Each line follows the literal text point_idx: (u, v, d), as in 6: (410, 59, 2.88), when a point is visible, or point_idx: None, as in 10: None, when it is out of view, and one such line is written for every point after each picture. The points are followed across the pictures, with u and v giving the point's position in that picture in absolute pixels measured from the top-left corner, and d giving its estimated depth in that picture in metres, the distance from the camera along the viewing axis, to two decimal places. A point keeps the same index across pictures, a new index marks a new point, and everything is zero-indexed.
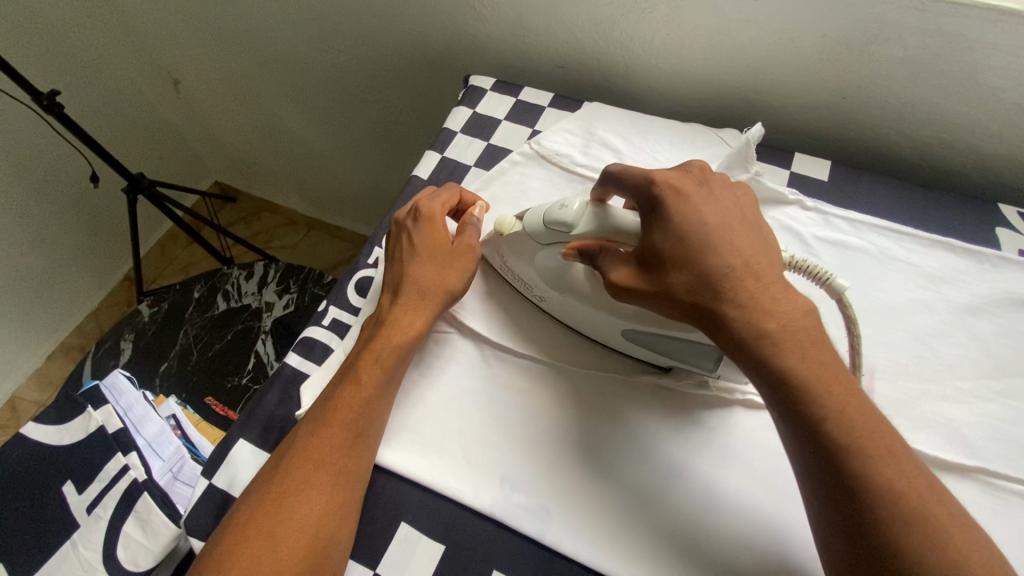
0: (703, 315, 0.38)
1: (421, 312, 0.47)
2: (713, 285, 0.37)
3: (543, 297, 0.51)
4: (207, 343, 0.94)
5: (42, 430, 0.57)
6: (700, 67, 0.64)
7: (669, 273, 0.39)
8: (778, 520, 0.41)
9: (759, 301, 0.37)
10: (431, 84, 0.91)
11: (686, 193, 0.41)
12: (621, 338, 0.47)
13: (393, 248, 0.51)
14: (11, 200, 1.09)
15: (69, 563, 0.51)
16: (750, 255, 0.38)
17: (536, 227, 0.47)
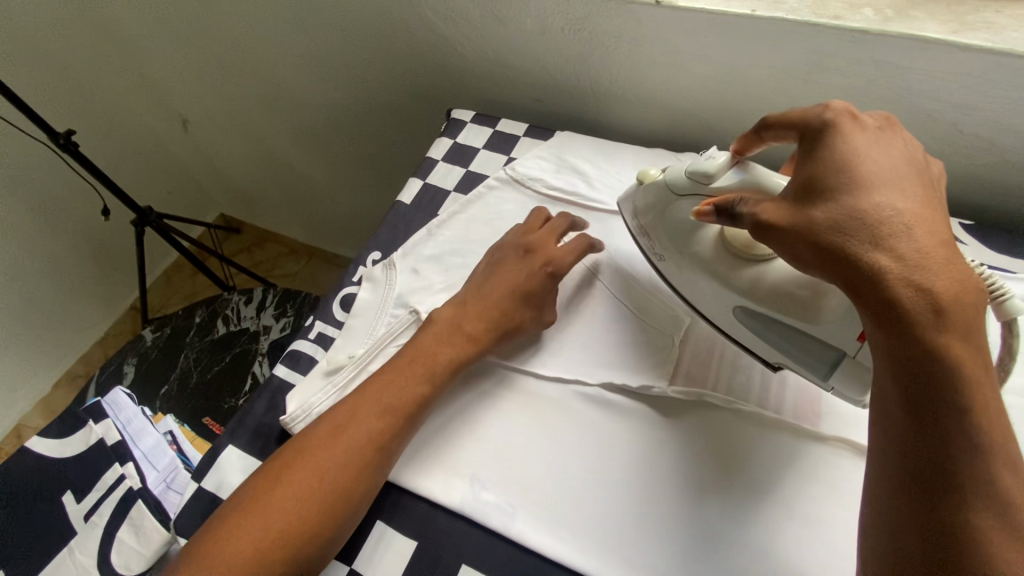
0: (836, 260, 0.36)
1: (496, 334, 0.51)
2: (866, 230, 0.35)
3: (661, 257, 0.54)
4: (206, 366, 0.98)
5: (45, 444, 0.60)
6: (662, 97, 0.69)
7: (821, 207, 0.37)
8: (729, 514, 0.44)
9: (924, 262, 0.34)
10: (421, 118, 0.97)
11: (855, 139, 0.40)
12: (729, 315, 0.49)
13: (507, 269, 0.54)
14: (26, 232, 1.16)
15: (65, 567, 0.53)
16: (923, 212, 0.36)
17: (676, 177, 0.50)
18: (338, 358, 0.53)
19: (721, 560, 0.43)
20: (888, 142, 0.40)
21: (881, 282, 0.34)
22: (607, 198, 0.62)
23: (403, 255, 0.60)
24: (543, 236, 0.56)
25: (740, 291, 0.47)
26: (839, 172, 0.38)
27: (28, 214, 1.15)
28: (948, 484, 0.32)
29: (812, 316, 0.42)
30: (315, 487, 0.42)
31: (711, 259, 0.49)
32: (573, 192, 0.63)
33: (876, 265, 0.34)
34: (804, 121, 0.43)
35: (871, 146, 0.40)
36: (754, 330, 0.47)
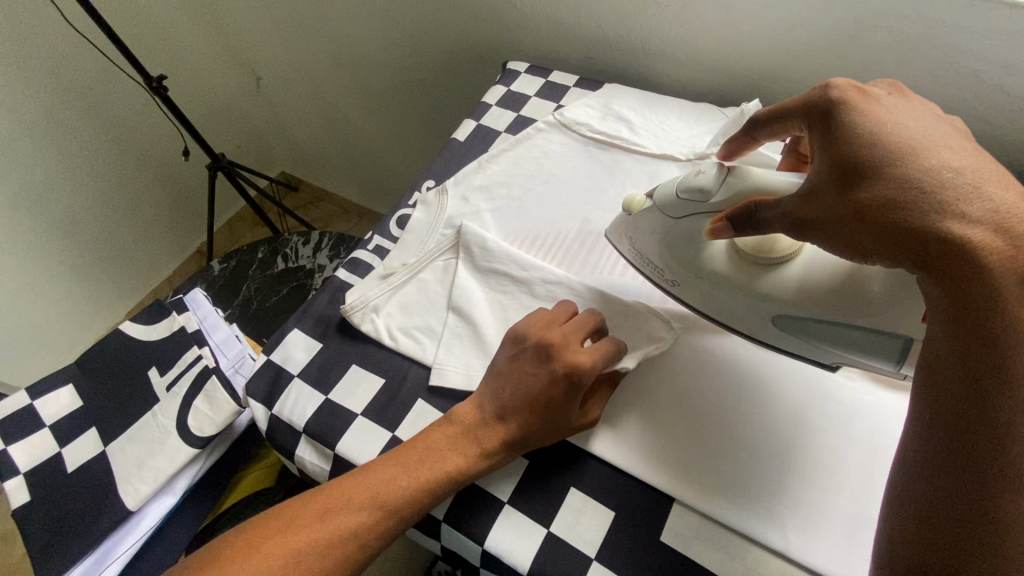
0: (902, 239, 0.33)
1: (520, 442, 0.45)
2: (929, 199, 0.32)
3: (674, 283, 0.52)
4: (266, 295, 1.08)
5: (135, 328, 0.68)
6: (710, 55, 0.72)
7: (871, 186, 0.34)
8: (739, 417, 0.48)
9: (1005, 223, 0.31)
10: (476, 77, 1.02)
11: (871, 113, 0.38)
12: (769, 326, 0.47)
13: (528, 368, 0.46)
14: (114, 167, 1.28)
15: (148, 427, 0.62)
16: (981, 166, 0.33)
17: (666, 200, 0.49)
18: (392, 265, 0.59)
19: (726, 453, 0.46)
20: (903, 106, 0.39)
21: (962, 255, 0.31)
22: (649, 143, 0.66)
23: (455, 183, 0.66)
24: (566, 334, 0.46)
25: (777, 301, 0.45)
26: (875, 142, 0.36)
27: (115, 150, 1.27)
28: (988, 443, 0.31)
29: (865, 311, 0.41)
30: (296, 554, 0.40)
31: (737, 277, 0.47)
32: (616, 136, 0.66)
33: (958, 235, 0.31)
34: (806, 103, 0.42)
35: (890, 111, 0.38)
36: (801, 338, 0.46)
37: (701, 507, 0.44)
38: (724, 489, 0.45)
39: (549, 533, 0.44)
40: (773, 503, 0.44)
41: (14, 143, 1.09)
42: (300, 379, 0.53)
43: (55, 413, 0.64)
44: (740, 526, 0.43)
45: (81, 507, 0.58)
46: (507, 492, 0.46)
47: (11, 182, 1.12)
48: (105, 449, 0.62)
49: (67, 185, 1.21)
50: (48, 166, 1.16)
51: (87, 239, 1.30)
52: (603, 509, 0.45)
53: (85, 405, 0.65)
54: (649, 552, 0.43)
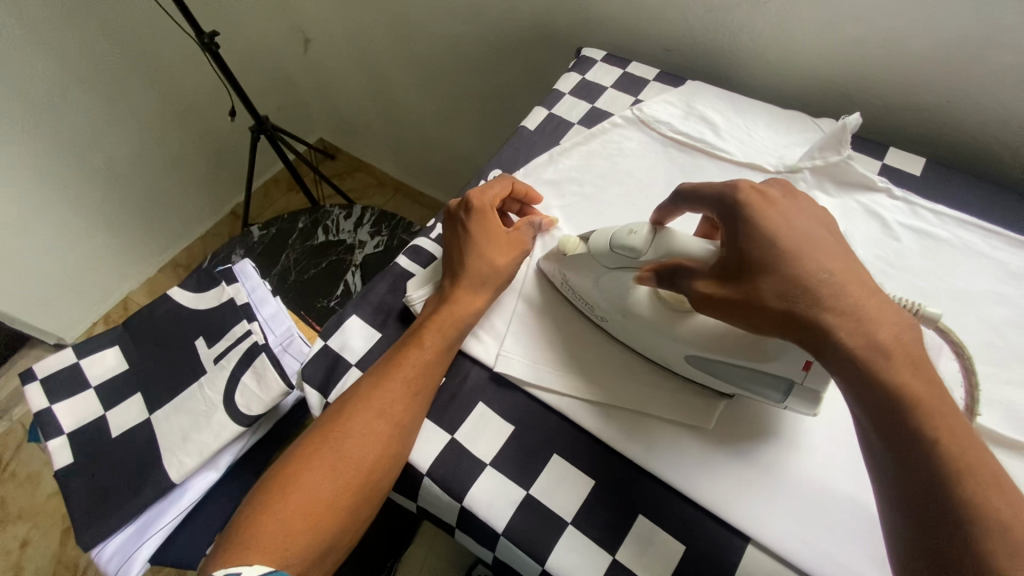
0: (796, 329, 0.36)
1: (483, 290, 0.51)
2: (810, 297, 0.35)
3: (603, 318, 0.50)
4: (305, 267, 1.07)
5: (183, 295, 0.67)
6: (807, 60, 0.67)
7: (761, 281, 0.37)
8: (810, 450, 0.45)
9: (864, 315, 0.34)
10: (539, 59, 0.97)
11: (772, 211, 0.39)
12: (682, 364, 0.46)
13: (450, 240, 0.54)
14: (156, 121, 1.27)
15: (194, 398, 0.61)
16: (846, 265, 0.37)
17: (600, 248, 0.48)
18: None
19: (790, 487, 0.43)
20: (801, 206, 0.40)
21: (835, 347, 0.34)
22: (733, 149, 0.62)
23: (524, 175, 0.62)
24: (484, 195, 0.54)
25: (689, 342, 0.45)
26: (764, 243, 0.37)
27: (159, 105, 1.25)
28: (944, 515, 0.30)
29: (765, 356, 0.41)
30: (370, 431, 0.44)
31: (656, 323, 0.46)
32: (698, 139, 0.63)
33: (830, 327, 0.34)
34: (721, 194, 0.41)
35: (786, 213, 0.39)
36: (708, 375, 0.45)
37: (772, 546, 0.41)
38: (804, 531, 0.42)
39: (614, 560, 0.42)
40: (851, 551, 0.41)
41: (62, 88, 1.08)
42: (358, 369, 0.52)
43: (101, 375, 0.64)
44: (798, 562, 0.41)
45: (124, 474, 0.58)
46: (571, 512, 0.44)
47: (58, 129, 1.11)
48: (149, 417, 0.61)
49: (110, 137, 1.20)
50: (93, 115, 1.15)
51: (126, 193, 1.30)
52: (673, 541, 0.43)
53: (130, 368, 0.65)
54: None
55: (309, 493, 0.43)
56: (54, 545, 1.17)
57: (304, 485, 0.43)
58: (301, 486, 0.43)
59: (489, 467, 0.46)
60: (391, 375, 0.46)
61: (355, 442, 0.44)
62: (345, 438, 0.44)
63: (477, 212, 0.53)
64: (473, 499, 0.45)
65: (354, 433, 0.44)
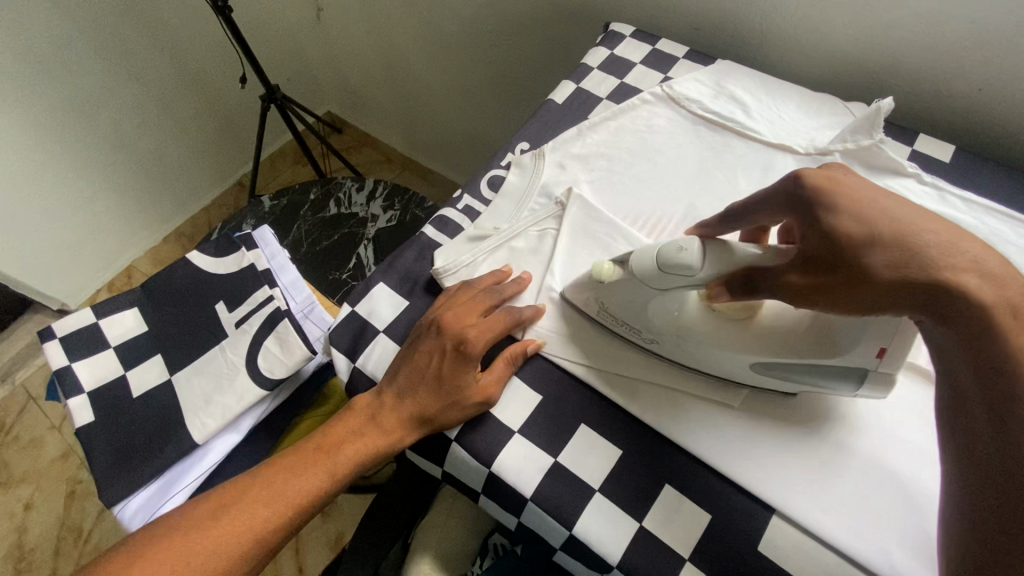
0: (910, 296, 0.33)
1: (423, 390, 0.47)
2: (931, 257, 0.32)
3: (652, 341, 0.48)
4: (316, 239, 1.06)
5: (203, 259, 0.66)
6: (838, 43, 0.66)
7: (869, 254, 0.34)
8: (835, 428, 0.45)
9: (989, 270, 0.32)
10: (562, 35, 0.95)
11: (855, 182, 0.37)
12: (745, 373, 0.46)
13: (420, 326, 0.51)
14: (164, 85, 1.24)
15: (215, 361, 0.61)
16: (949, 224, 0.34)
17: (644, 269, 0.44)
18: (484, 227, 0.57)
19: (817, 464, 0.44)
20: (871, 181, 0.38)
21: (966, 305, 0.31)
22: (763, 130, 0.61)
23: (552, 149, 0.62)
24: (465, 294, 0.50)
25: (752, 352, 0.44)
26: (868, 211, 0.35)
27: (168, 69, 1.23)
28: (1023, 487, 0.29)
29: (837, 352, 0.41)
30: (247, 534, 0.46)
31: (710, 331, 0.45)
32: (729, 119, 0.62)
33: (959, 287, 0.31)
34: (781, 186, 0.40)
35: (867, 188, 0.37)
36: (778, 381, 0.45)
37: (800, 520, 0.42)
38: (825, 504, 0.43)
39: (640, 526, 0.43)
40: (878, 528, 0.42)
41: (69, 46, 1.06)
42: (386, 335, 0.52)
43: (120, 335, 0.64)
44: (827, 537, 0.42)
45: (146, 433, 0.58)
46: (598, 480, 0.45)
47: (64, 88, 1.09)
48: (171, 378, 0.62)
49: (118, 100, 1.18)
50: (101, 76, 1.13)
51: (133, 158, 1.28)
52: (698, 510, 0.44)
53: (149, 330, 0.64)
54: (743, 558, 0.42)
55: (202, 540, 0.45)
56: (58, 509, 1.18)
57: (200, 532, 0.46)
58: (199, 529, 0.46)
59: (516, 434, 0.47)
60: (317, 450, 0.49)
61: (256, 506, 0.47)
62: (214, 526, 0.46)
63: (448, 307, 0.50)
64: (501, 466, 0.45)
65: (259, 498, 0.47)
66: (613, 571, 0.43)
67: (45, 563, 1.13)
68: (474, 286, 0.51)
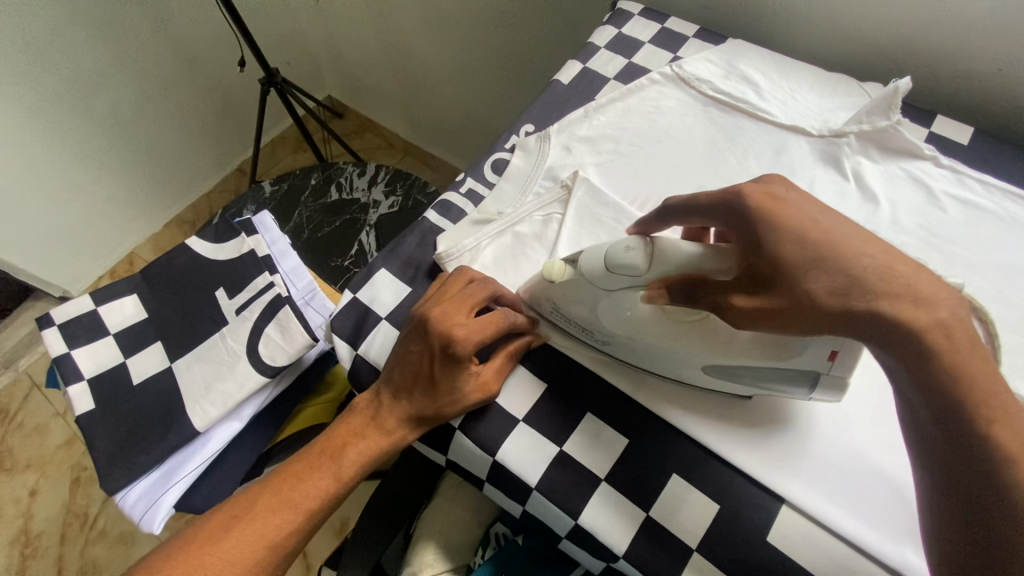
0: (840, 327, 0.32)
1: (420, 399, 0.45)
2: (860, 286, 0.31)
3: (605, 342, 0.47)
4: (318, 225, 1.05)
5: (202, 245, 0.65)
6: (855, 21, 0.64)
7: (807, 279, 0.32)
8: (853, 420, 0.44)
9: (913, 290, 0.30)
10: (567, 15, 0.93)
11: (787, 204, 0.35)
12: (702, 374, 0.44)
13: (406, 325, 0.47)
14: (161, 69, 1.22)
15: (216, 349, 0.60)
16: (884, 244, 0.32)
17: (590, 271, 0.42)
18: (488, 211, 0.55)
19: (834, 457, 0.43)
20: (805, 196, 0.35)
21: (878, 325, 0.30)
22: (776, 111, 0.60)
23: (558, 131, 0.60)
24: (451, 292, 0.46)
25: (702, 355, 0.42)
26: (793, 238, 0.33)
27: (165, 52, 1.20)
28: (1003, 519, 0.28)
29: (782, 357, 0.39)
30: (258, 544, 0.46)
31: (661, 339, 0.43)
32: (741, 99, 0.60)
33: (879, 313, 0.30)
34: (720, 199, 0.37)
35: (798, 207, 0.34)
36: (733, 380, 0.43)
37: (816, 515, 0.41)
38: (840, 497, 0.42)
39: (648, 517, 0.43)
40: (895, 522, 0.41)
41: (64, 27, 1.04)
42: (388, 322, 0.51)
43: (120, 322, 0.63)
44: (844, 531, 0.41)
45: (147, 421, 0.58)
46: (605, 470, 0.44)
47: (60, 72, 1.07)
48: (171, 365, 0.61)
49: (116, 84, 1.16)
50: (97, 60, 1.11)
51: (132, 144, 1.26)
52: (707, 501, 0.43)
53: (149, 317, 0.63)
54: (754, 552, 0.41)
55: (212, 560, 0.45)
56: (64, 494, 1.18)
57: (208, 553, 0.45)
58: (205, 549, 0.45)
59: (521, 424, 0.46)
60: (318, 461, 0.48)
61: (264, 521, 0.47)
62: (226, 539, 0.46)
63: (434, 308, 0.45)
64: (507, 455, 0.45)
65: (264, 514, 0.47)
66: (620, 561, 0.42)
67: (52, 547, 1.14)
68: (466, 275, 0.48)
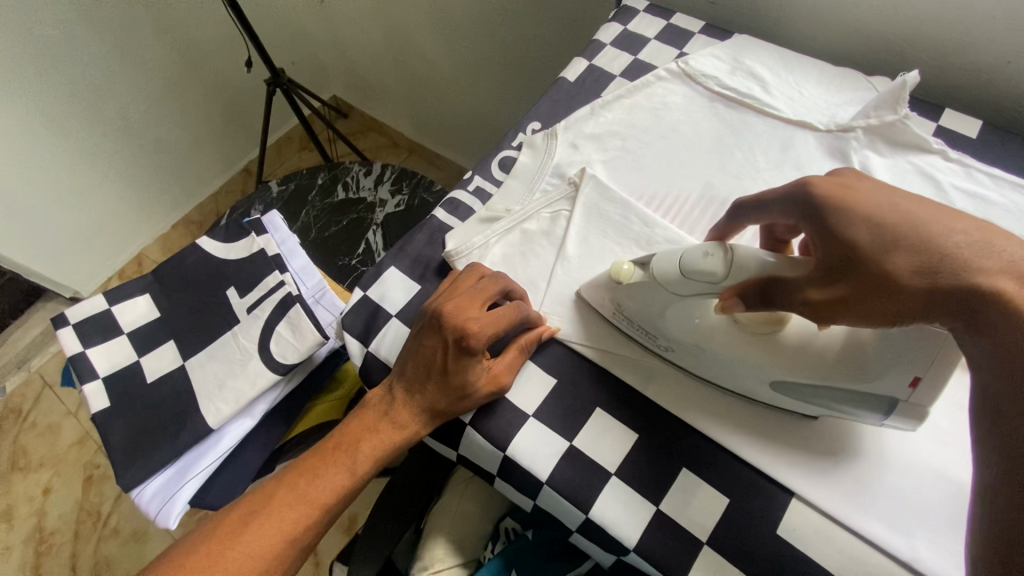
0: (939, 305, 0.33)
1: (433, 392, 0.46)
2: (956, 261, 0.32)
3: (667, 348, 0.47)
4: (325, 225, 1.05)
5: (213, 244, 0.66)
6: (860, 15, 0.64)
7: (893, 257, 0.34)
8: None
9: (1019, 267, 0.31)
10: (571, 14, 0.93)
11: (871, 192, 0.37)
12: (769, 392, 0.44)
13: (419, 322, 0.48)
14: (168, 71, 1.23)
15: (228, 347, 0.61)
16: (979, 220, 0.34)
17: (665, 276, 0.43)
18: (495, 209, 0.56)
19: (840, 450, 0.44)
20: (883, 184, 0.38)
21: (994, 306, 0.31)
22: (782, 106, 0.60)
23: (565, 128, 0.60)
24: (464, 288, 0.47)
25: (775, 368, 0.42)
26: (886, 216, 0.35)
27: (172, 54, 1.21)
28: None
29: (863, 378, 0.39)
30: (277, 538, 0.47)
31: (731, 352, 0.43)
32: (747, 95, 0.60)
33: (998, 291, 0.31)
34: (791, 195, 0.39)
35: (880, 193, 0.36)
36: (802, 400, 0.43)
37: (824, 507, 0.42)
38: (847, 489, 0.42)
39: (658, 510, 0.43)
40: (903, 513, 0.41)
41: (72, 30, 1.05)
42: (398, 319, 0.51)
43: (133, 322, 0.64)
44: (852, 523, 0.41)
45: (161, 418, 0.59)
46: (615, 464, 0.44)
47: (69, 74, 1.08)
48: (184, 363, 0.62)
49: (123, 86, 1.17)
50: (105, 62, 1.12)
51: (140, 146, 1.27)
52: (717, 494, 0.43)
53: (162, 316, 0.64)
54: (764, 544, 0.42)
55: (232, 552, 0.46)
56: (77, 492, 1.20)
57: (228, 544, 0.46)
58: (225, 541, 0.46)
59: (531, 419, 0.46)
60: (332, 457, 0.49)
61: (279, 515, 0.47)
62: (246, 532, 0.47)
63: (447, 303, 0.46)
64: (517, 450, 0.45)
65: (279, 509, 0.47)
66: (630, 554, 0.43)
67: (66, 545, 1.15)
68: (479, 271, 0.49)
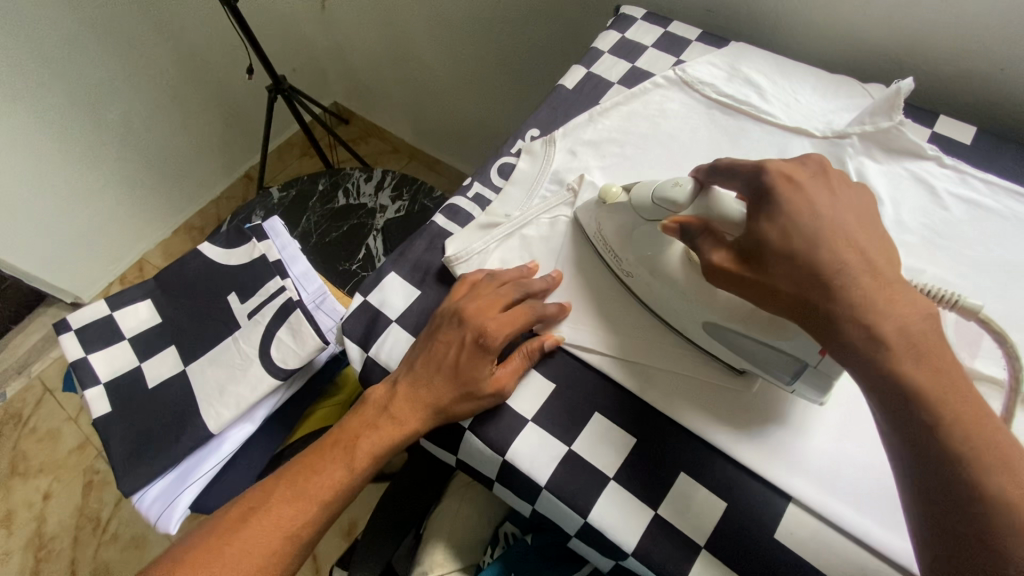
0: (805, 314, 0.36)
1: (441, 388, 0.47)
2: (827, 285, 0.35)
3: (629, 274, 0.50)
4: (326, 230, 1.06)
5: (213, 250, 0.66)
6: (857, 23, 0.64)
7: (778, 267, 0.37)
8: (860, 421, 0.45)
9: (871, 301, 0.34)
10: (571, 22, 0.94)
11: (800, 204, 0.38)
12: (700, 332, 0.46)
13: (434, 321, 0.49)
14: (171, 78, 1.24)
15: (229, 352, 0.61)
16: (865, 252, 0.36)
17: (641, 199, 0.48)
18: (495, 214, 0.56)
19: (843, 456, 0.43)
20: (828, 192, 0.39)
21: (844, 339, 0.34)
22: (778, 113, 0.60)
23: (563, 135, 0.61)
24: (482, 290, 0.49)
25: (708, 309, 0.45)
26: (788, 236, 0.37)
27: (174, 61, 1.23)
28: (949, 509, 0.31)
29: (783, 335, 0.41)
30: (275, 533, 0.47)
31: (681, 280, 0.46)
32: (744, 102, 0.61)
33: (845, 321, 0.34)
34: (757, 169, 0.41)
35: (816, 204, 0.38)
36: (726, 348, 0.45)
37: (826, 514, 0.42)
38: (849, 496, 0.42)
39: (656, 514, 0.43)
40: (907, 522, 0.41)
41: (77, 39, 1.06)
42: (398, 325, 0.52)
43: (134, 327, 0.64)
44: (855, 529, 0.41)
45: (161, 423, 0.59)
46: (613, 468, 0.45)
47: (71, 81, 1.09)
48: (185, 368, 0.62)
49: (125, 92, 1.18)
50: (108, 70, 1.13)
51: (143, 152, 1.28)
52: (714, 499, 0.43)
53: (163, 322, 0.65)
54: (763, 549, 0.42)
55: (227, 549, 0.46)
56: (77, 497, 1.20)
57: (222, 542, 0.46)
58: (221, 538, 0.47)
59: (530, 423, 0.46)
60: (334, 452, 0.49)
61: (275, 511, 0.47)
62: (243, 530, 0.47)
63: (467, 304, 0.48)
64: (516, 454, 0.45)
65: (276, 505, 0.48)
66: (629, 559, 0.43)
67: (65, 550, 1.15)
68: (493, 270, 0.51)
